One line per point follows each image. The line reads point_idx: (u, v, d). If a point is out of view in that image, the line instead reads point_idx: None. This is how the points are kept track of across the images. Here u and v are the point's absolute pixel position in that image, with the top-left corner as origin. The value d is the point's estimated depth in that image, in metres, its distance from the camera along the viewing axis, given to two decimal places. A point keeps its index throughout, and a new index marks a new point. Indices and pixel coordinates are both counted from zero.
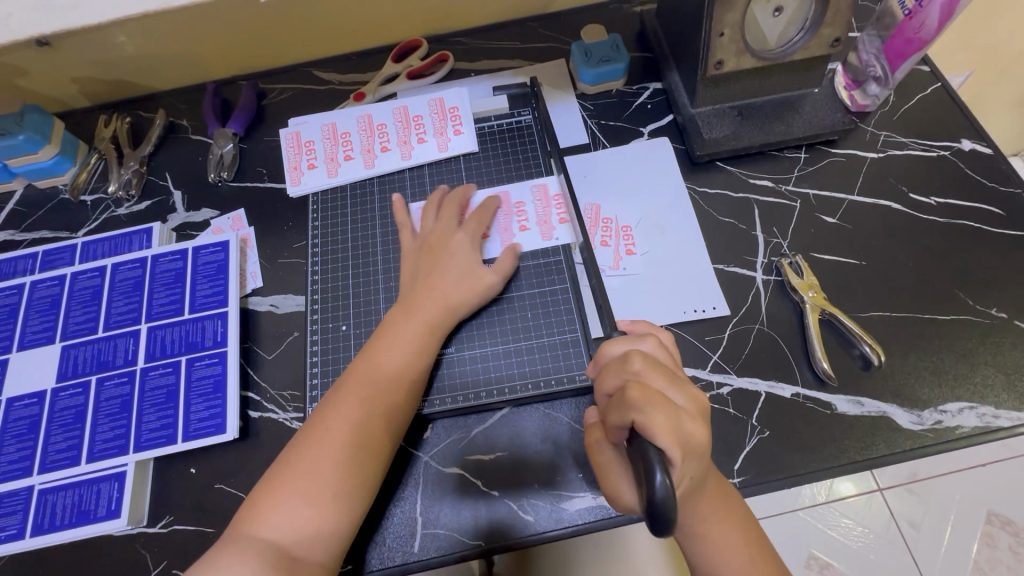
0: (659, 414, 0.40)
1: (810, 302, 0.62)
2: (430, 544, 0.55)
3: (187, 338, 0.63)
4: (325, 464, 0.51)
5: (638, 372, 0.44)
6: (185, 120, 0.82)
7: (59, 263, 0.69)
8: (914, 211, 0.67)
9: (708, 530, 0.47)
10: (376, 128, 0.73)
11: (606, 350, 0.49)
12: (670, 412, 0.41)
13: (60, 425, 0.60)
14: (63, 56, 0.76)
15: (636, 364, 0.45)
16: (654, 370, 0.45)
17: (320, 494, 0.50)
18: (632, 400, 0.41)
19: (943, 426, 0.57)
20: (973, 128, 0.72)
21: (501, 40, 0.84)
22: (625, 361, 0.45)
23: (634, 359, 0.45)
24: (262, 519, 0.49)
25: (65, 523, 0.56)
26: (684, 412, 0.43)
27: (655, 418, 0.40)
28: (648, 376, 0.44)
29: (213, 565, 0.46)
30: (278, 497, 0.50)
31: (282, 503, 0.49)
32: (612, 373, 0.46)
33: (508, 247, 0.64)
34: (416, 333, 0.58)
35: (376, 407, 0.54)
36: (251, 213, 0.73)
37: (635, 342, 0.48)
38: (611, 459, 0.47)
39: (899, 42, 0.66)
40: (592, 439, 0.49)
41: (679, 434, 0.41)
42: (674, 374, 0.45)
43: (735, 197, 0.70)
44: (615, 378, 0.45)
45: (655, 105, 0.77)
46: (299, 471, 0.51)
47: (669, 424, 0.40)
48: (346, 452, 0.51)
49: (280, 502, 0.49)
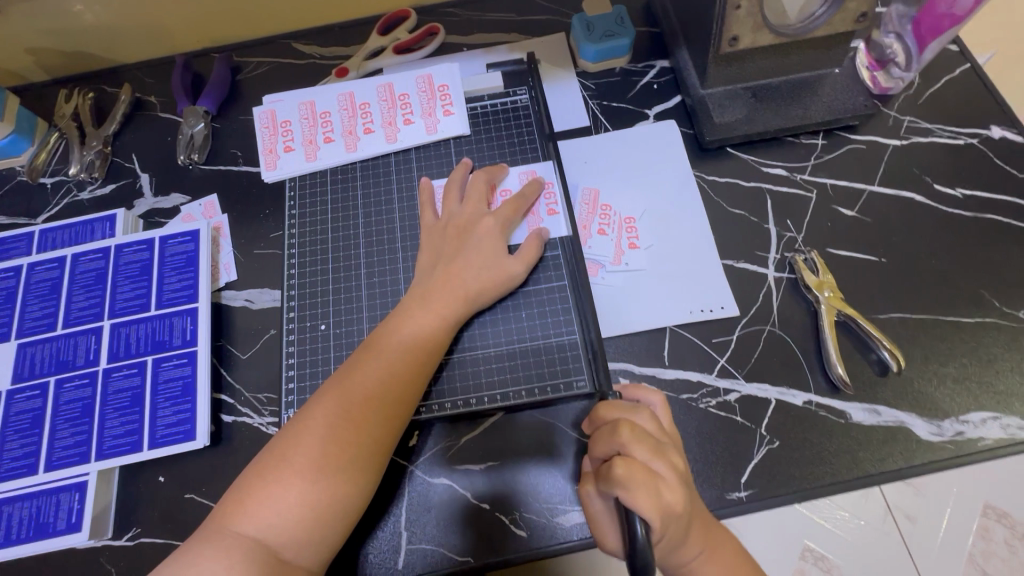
0: (643, 488, 0.39)
1: (825, 303, 0.57)
2: (415, 559, 0.51)
3: (154, 337, 0.58)
4: (318, 467, 0.46)
5: (626, 443, 0.42)
6: (152, 96, 0.75)
7: (13, 252, 0.64)
8: (937, 204, 0.63)
9: (697, 568, 0.45)
10: (359, 107, 0.67)
11: (600, 414, 0.47)
12: (655, 483, 0.40)
13: (16, 430, 0.55)
14: (15, 24, 0.69)
15: (625, 436, 0.43)
16: (641, 440, 0.43)
17: (309, 502, 0.45)
18: (616, 474, 0.39)
19: (965, 437, 0.53)
20: (1004, 115, 0.67)
21: (496, 11, 0.77)
22: (614, 431, 0.44)
23: (623, 430, 0.43)
24: (239, 524, 0.45)
25: (21, 537, 0.51)
26: (667, 481, 0.41)
27: (639, 491, 0.39)
28: (634, 449, 0.42)
29: (185, 568, 0.43)
30: (264, 495, 0.45)
31: (270, 506, 0.45)
32: (602, 442, 0.44)
33: (536, 233, 0.59)
34: (433, 325, 0.53)
35: (378, 410, 0.49)
36: (224, 199, 0.68)
37: (628, 411, 0.46)
38: (601, 512, 0.45)
39: (928, 19, 0.60)
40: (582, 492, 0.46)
41: (661, 506, 0.39)
42: (661, 445, 0.43)
43: (746, 186, 0.65)
44: (605, 447, 0.43)
45: (662, 85, 0.71)
46: (292, 469, 0.46)
47: (651, 499, 0.38)
48: (339, 458, 0.47)
49: (267, 505, 0.45)
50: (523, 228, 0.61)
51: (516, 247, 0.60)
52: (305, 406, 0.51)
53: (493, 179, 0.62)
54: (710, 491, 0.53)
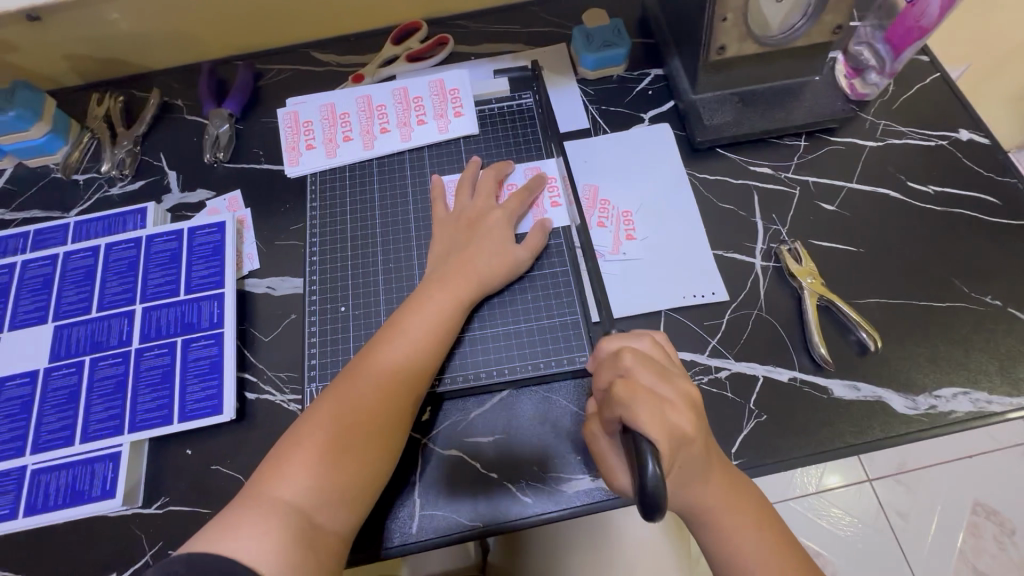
0: (647, 407, 0.42)
1: (808, 289, 0.62)
2: (429, 525, 0.55)
3: (183, 319, 0.62)
4: (348, 435, 0.50)
5: (629, 368, 0.47)
6: (179, 100, 0.80)
7: (50, 242, 0.68)
8: (911, 200, 0.68)
9: (719, 518, 0.48)
10: (376, 109, 0.72)
11: (602, 348, 0.51)
12: (657, 404, 0.43)
13: (53, 405, 0.59)
14: (54, 32, 0.75)
15: (627, 361, 0.47)
16: (644, 367, 0.47)
17: (340, 467, 0.49)
18: (619, 395, 0.43)
19: (937, 410, 0.57)
20: (971, 119, 0.72)
21: (501, 24, 0.83)
22: (617, 359, 0.48)
23: (625, 356, 0.47)
24: (275, 491, 0.48)
25: (59, 503, 0.55)
26: (670, 405, 0.45)
27: (643, 409, 0.42)
28: (637, 373, 0.46)
29: (224, 532, 0.45)
30: (298, 462, 0.49)
31: (304, 471, 0.48)
32: (606, 370, 0.48)
33: (541, 224, 0.63)
34: (449, 307, 0.57)
35: (400, 381, 0.53)
36: (248, 195, 0.72)
37: (630, 341, 0.51)
38: (608, 448, 0.49)
39: (900, 29, 0.66)
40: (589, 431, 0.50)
41: (666, 423, 0.43)
42: (663, 371, 0.48)
43: (734, 183, 0.70)
44: (608, 374, 0.47)
45: (656, 91, 0.76)
46: (324, 437, 0.50)
47: (655, 416, 0.42)
48: (365, 426, 0.51)
49: (302, 471, 0.48)
50: (529, 220, 0.65)
51: (523, 235, 0.65)
52: (332, 382, 0.55)
53: (501, 175, 0.67)
54: None
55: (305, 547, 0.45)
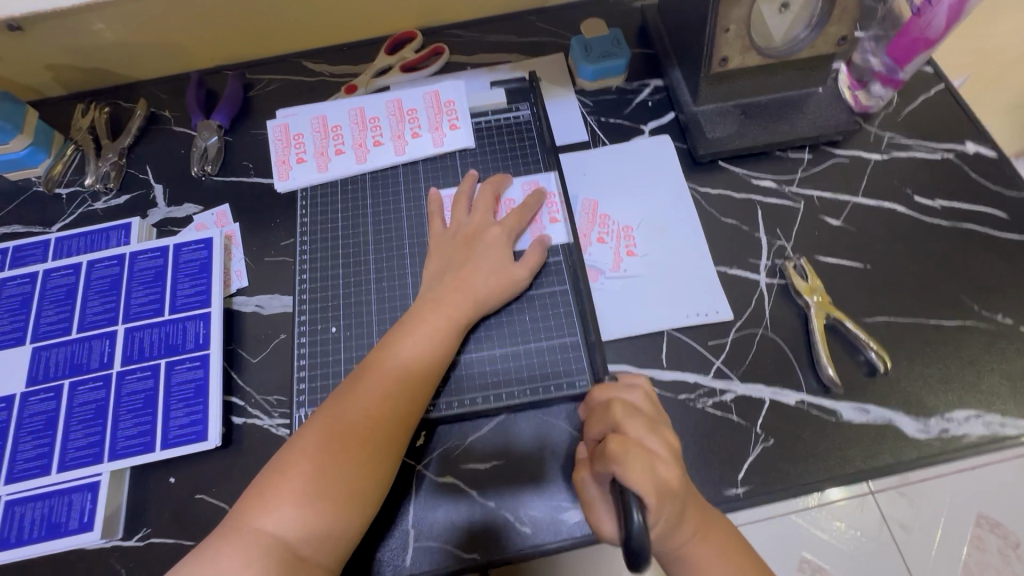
0: (637, 463, 0.42)
1: (815, 307, 0.60)
2: (423, 557, 0.53)
3: (167, 340, 0.60)
4: (337, 462, 0.48)
5: (620, 420, 0.47)
6: (167, 111, 0.78)
7: (30, 259, 0.65)
8: (918, 215, 0.66)
9: (703, 567, 0.47)
10: (369, 121, 0.70)
11: (593, 397, 0.52)
12: (647, 457, 0.43)
13: (29, 431, 0.56)
14: (37, 42, 0.72)
15: (618, 413, 0.47)
16: (635, 421, 0.47)
17: (327, 498, 0.47)
18: (610, 449, 0.43)
19: (949, 435, 0.55)
20: (977, 131, 0.71)
21: (497, 33, 0.81)
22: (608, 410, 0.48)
23: (615, 407, 0.48)
24: (260, 521, 0.46)
25: (34, 536, 0.52)
26: (658, 458, 0.45)
27: (634, 464, 0.42)
28: (626, 426, 0.47)
29: (207, 564, 0.45)
30: (283, 491, 0.47)
31: (291, 502, 0.46)
32: (598, 422, 0.48)
33: (538, 240, 0.61)
34: (445, 328, 0.55)
35: (393, 409, 0.51)
36: (236, 209, 0.70)
37: (620, 391, 0.51)
38: (598, 497, 0.49)
39: (904, 42, 0.64)
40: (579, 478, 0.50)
41: (656, 477, 0.43)
42: (652, 421, 0.48)
43: (737, 198, 0.68)
44: (600, 426, 0.48)
45: (656, 103, 0.75)
46: (311, 464, 0.48)
47: (645, 469, 0.42)
48: (356, 453, 0.49)
49: (289, 501, 0.46)
50: (527, 236, 0.63)
51: (520, 252, 0.63)
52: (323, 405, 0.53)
53: (498, 190, 0.65)
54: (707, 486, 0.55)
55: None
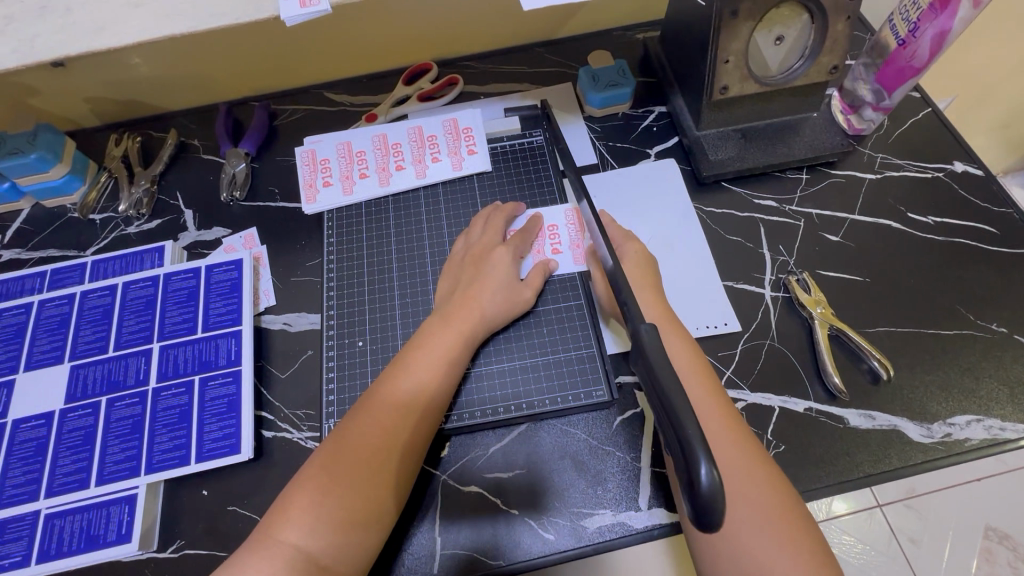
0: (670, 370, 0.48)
1: (818, 318, 0.63)
2: (449, 564, 0.55)
3: (201, 357, 0.63)
4: (352, 474, 0.50)
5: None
6: (196, 140, 0.82)
7: (68, 281, 0.68)
8: (912, 230, 0.70)
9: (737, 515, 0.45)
10: (391, 147, 0.74)
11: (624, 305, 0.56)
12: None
13: (68, 447, 0.59)
14: (77, 76, 0.77)
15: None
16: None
17: (345, 511, 0.49)
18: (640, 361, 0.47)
19: (952, 438, 0.58)
20: (964, 151, 0.75)
21: (509, 64, 0.86)
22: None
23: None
24: (283, 533, 0.47)
25: (73, 548, 0.54)
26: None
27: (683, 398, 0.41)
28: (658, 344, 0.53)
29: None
30: (303, 503, 0.49)
31: (310, 517, 0.48)
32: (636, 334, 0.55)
33: (542, 264, 0.65)
34: (454, 343, 0.58)
35: (405, 418, 0.54)
36: (264, 232, 0.74)
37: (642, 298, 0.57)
38: None
39: (893, 69, 0.69)
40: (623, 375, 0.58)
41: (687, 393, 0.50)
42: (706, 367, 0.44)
43: (740, 216, 0.72)
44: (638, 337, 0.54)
45: (660, 127, 0.79)
46: (327, 477, 0.50)
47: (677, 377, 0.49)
48: (369, 464, 0.51)
49: (307, 515, 0.48)
50: (563, 260, 0.67)
51: (524, 274, 0.65)
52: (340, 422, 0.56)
53: (511, 216, 0.68)
54: None
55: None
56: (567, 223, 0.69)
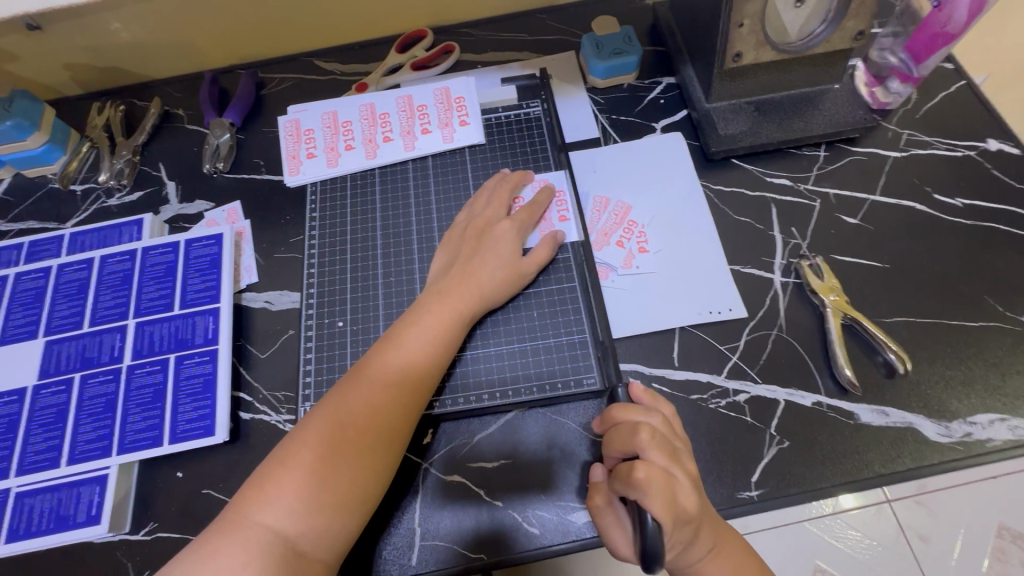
0: (661, 496, 0.43)
1: (831, 306, 0.59)
2: (428, 556, 0.52)
3: (176, 335, 0.60)
4: (340, 456, 0.47)
5: (645, 448, 0.46)
6: (181, 109, 0.79)
7: (45, 254, 0.66)
8: (938, 213, 0.64)
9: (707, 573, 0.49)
10: (379, 117, 0.70)
11: (611, 415, 0.50)
12: (670, 487, 0.44)
13: (40, 424, 0.57)
14: (56, 39, 0.74)
15: (644, 440, 0.46)
16: (660, 447, 0.46)
17: (329, 492, 0.46)
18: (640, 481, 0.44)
19: (972, 438, 0.54)
20: (1000, 129, 0.69)
21: (508, 31, 0.81)
22: (634, 434, 0.47)
23: (642, 433, 0.46)
24: (263, 511, 0.44)
25: (43, 529, 0.52)
26: (683, 482, 0.45)
27: (654, 497, 0.43)
28: (656, 454, 0.46)
29: (203, 563, 0.42)
30: (284, 481, 0.46)
31: (292, 493, 0.45)
32: (619, 445, 0.47)
33: (550, 235, 0.61)
34: (449, 321, 0.54)
35: (396, 397, 0.50)
36: (247, 206, 0.70)
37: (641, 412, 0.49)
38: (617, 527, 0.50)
39: (923, 36, 0.63)
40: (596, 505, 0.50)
41: (678, 509, 0.44)
42: (677, 448, 0.47)
43: (750, 195, 0.67)
44: (623, 448, 0.47)
45: (668, 100, 0.74)
46: (314, 457, 0.46)
47: (668, 500, 0.43)
48: (357, 443, 0.48)
49: (289, 492, 0.45)
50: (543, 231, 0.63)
51: (530, 246, 0.62)
52: (328, 392, 0.52)
53: (518, 186, 0.64)
54: (721, 490, 0.53)
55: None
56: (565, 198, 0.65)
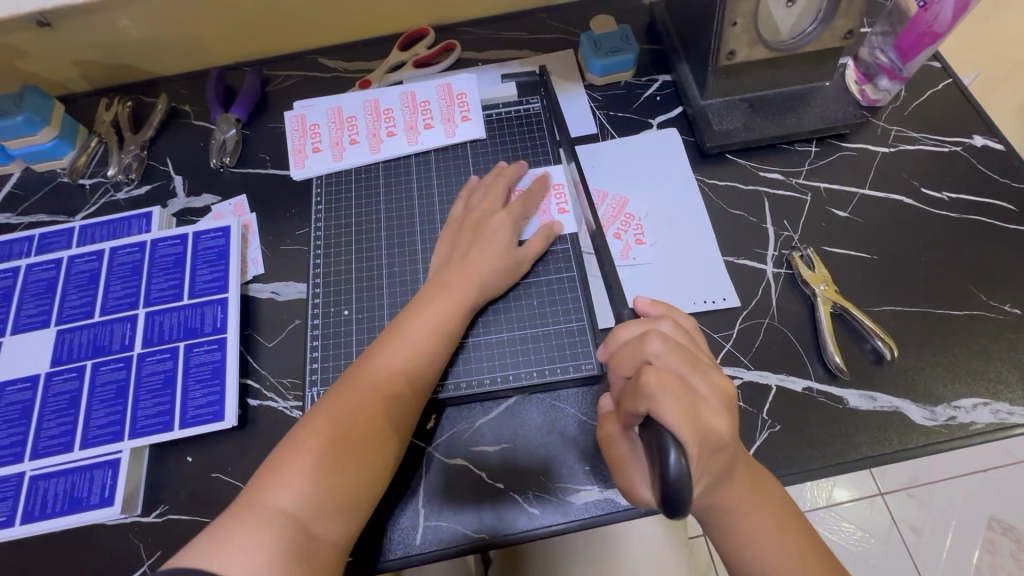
0: (677, 404, 0.38)
1: (821, 296, 0.61)
2: (433, 537, 0.54)
3: (186, 324, 0.62)
4: (346, 442, 0.48)
5: (658, 356, 0.42)
6: (187, 106, 0.81)
7: (56, 246, 0.67)
8: (926, 206, 0.67)
9: (740, 518, 0.45)
10: (382, 113, 0.72)
11: (618, 336, 0.47)
12: (690, 403, 0.39)
13: (53, 410, 0.58)
14: (65, 36, 0.75)
15: (654, 346, 0.42)
16: (673, 355, 0.42)
17: (337, 475, 0.47)
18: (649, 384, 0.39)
19: (957, 422, 0.56)
20: (985, 125, 0.71)
21: (508, 30, 0.83)
22: (641, 346, 0.43)
23: (652, 341, 0.43)
24: (275, 494, 0.46)
25: (57, 510, 0.54)
26: (706, 401, 0.41)
27: (669, 405, 0.38)
28: (667, 362, 0.42)
29: (217, 546, 0.42)
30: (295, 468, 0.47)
31: (301, 479, 0.46)
32: (627, 357, 0.44)
33: (547, 227, 0.63)
34: (451, 311, 0.56)
35: (398, 384, 0.52)
36: (253, 200, 0.72)
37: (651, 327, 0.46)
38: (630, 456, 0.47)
39: (911, 36, 0.65)
40: (607, 435, 0.48)
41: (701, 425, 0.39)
42: (696, 362, 0.43)
43: (744, 189, 0.69)
44: (631, 361, 0.43)
45: (664, 97, 0.76)
46: (321, 445, 0.48)
47: (688, 411, 0.38)
48: (363, 428, 0.49)
49: (299, 478, 0.47)
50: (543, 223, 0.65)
51: (526, 237, 0.64)
52: (334, 382, 0.54)
53: (514, 178, 0.66)
54: None
55: (301, 561, 0.43)
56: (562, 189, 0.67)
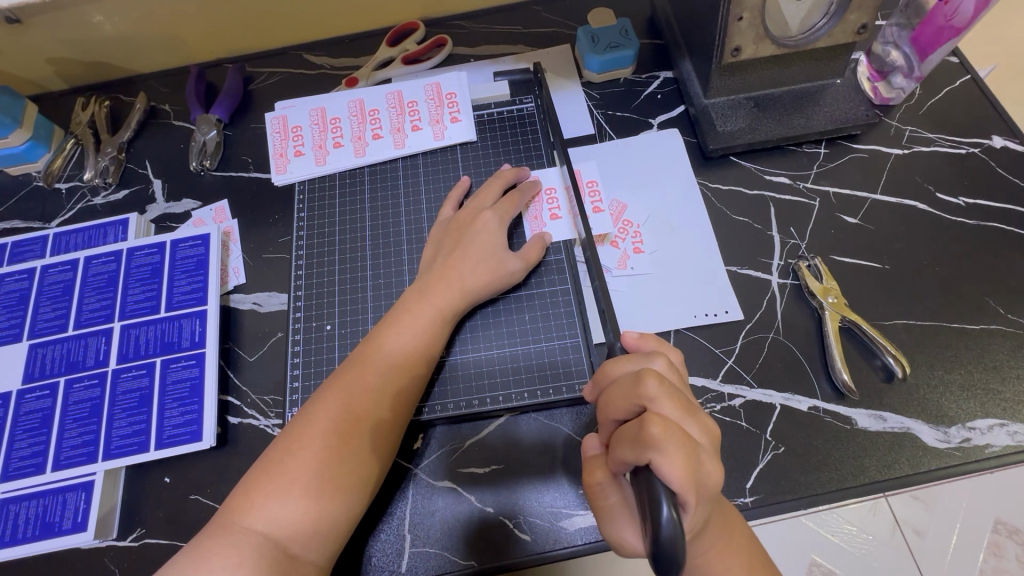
0: (679, 454, 0.35)
1: (829, 309, 0.58)
2: (419, 563, 0.51)
3: (162, 338, 0.59)
4: (323, 460, 0.46)
5: (653, 399, 0.39)
6: (167, 105, 0.77)
7: (29, 255, 0.65)
8: (941, 212, 0.63)
9: (711, 563, 0.43)
10: (368, 114, 0.69)
11: (610, 372, 0.44)
12: (688, 451, 0.36)
13: (24, 429, 0.56)
14: (35, 33, 0.72)
15: (650, 388, 0.39)
16: (670, 397, 0.39)
17: (314, 494, 0.45)
18: (650, 434, 0.36)
19: (971, 444, 0.53)
20: (1005, 125, 0.67)
21: (501, 24, 0.79)
22: (638, 384, 0.40)
23: (648, 381, 0.39)
24: (253, 512, 0.44)
25: (28, 536, 0.52)
26: (700, 448, 0.38)
27: (671, 455, 0.35)
28: (663, 404, 0.39)
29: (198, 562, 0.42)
30: (271, 489, 0.45)
31: (278, 497, 0.44)
32: (622, 397, 0.41)
33: (538, 236, 0.59)
34: (430, 318, 0.53)
35: (378, 397, 0.49)
36: (234, 205, 0.69)
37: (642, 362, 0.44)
38: (618, 503, 0.44)
39: (929, 30, 0.61)
40: (596, 482, 0.44)
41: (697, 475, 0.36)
42: (689, 403, 0.40)
43: (749, 194, 0.66)
44: (626, 402, 0.40)
45: (665, 95, 0.72)
46: (298, 462, 0.46)
47: (688, 461, 0.36)
48: (343, 444, 0.47)
49: (275, 496, 0.44)
50: (567, 225, 0.62)
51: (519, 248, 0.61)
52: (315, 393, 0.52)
53: (512, 180, 0.62)
54: None
55: None
56: (560, 190, 0.64)
